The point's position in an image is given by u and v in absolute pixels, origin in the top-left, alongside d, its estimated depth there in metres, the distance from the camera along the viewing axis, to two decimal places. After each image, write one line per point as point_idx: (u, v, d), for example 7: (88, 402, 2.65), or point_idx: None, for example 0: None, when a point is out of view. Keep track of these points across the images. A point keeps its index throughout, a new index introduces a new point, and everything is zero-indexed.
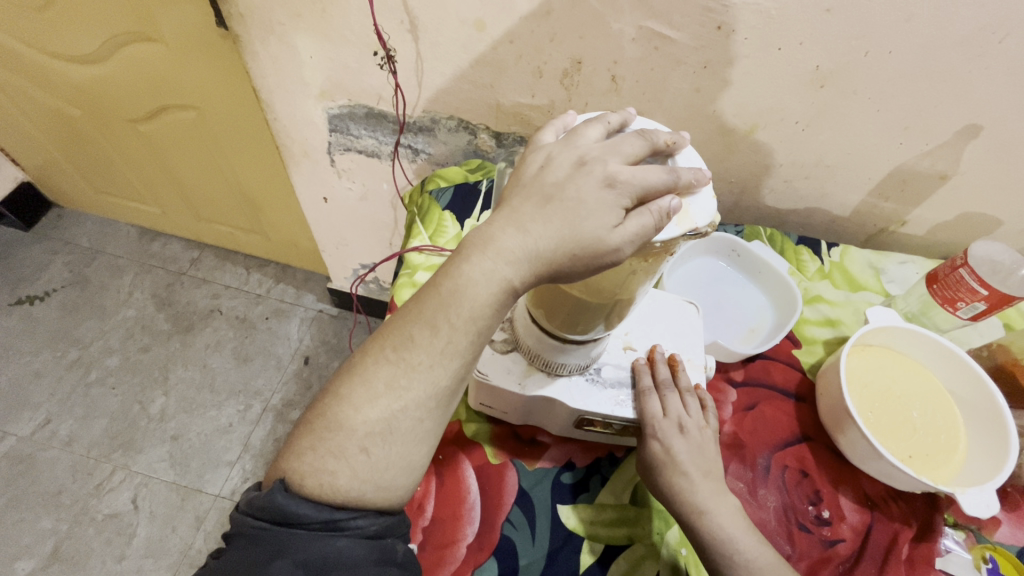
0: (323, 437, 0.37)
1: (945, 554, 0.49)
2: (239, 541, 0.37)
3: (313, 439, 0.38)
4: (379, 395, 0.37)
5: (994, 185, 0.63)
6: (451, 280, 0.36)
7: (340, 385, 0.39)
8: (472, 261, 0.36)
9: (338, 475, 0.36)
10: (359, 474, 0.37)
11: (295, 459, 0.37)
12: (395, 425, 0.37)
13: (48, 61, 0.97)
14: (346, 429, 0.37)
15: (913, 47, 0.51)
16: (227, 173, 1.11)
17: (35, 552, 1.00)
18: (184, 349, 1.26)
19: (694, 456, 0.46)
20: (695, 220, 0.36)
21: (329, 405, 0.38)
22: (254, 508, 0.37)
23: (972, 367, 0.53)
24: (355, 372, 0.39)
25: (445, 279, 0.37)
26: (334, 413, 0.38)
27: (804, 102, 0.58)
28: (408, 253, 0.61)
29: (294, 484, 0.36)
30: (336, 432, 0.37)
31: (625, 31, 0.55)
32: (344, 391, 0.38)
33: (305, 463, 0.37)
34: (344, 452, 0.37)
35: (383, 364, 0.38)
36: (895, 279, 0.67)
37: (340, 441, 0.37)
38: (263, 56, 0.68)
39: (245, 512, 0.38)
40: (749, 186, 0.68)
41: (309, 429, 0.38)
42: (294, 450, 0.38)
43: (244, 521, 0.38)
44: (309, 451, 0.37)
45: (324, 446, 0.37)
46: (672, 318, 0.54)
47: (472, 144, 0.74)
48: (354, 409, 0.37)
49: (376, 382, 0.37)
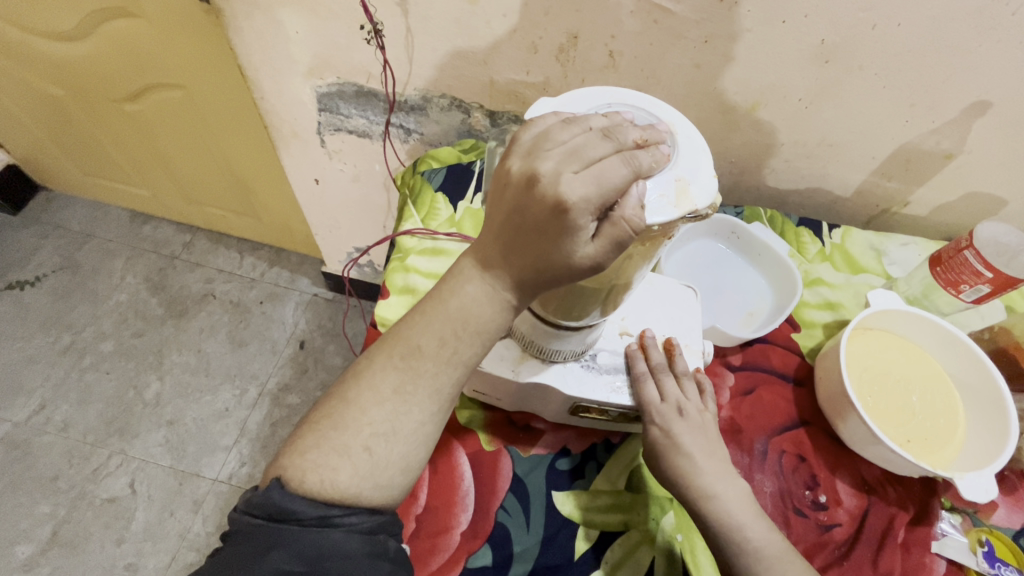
0: (328, 436, 0.37)
1: (941, 538, 0.49)
2: (237, 538, 0.37)
3: (317, 437, 0.37)
4: (386, 398, 0.37)
5: (998, 164, 0.61)
6: (456, 298, 0.37)
7: (347, 388, 0.39)
8: (475, 278, 0.37)
9: (340, 472, 0.36)
10: (360, 472, 0.36)
11: (296, 457, 0.37)
12: (399, 427, 0.37)
13: (28, 38, 0.94)
14: (353, 428, 0.37)
15: (924, 19, 0.49)
16: (216, 153, 1.08)
17: (35, 536, 1.01)
18: (178, 334, 1.24)
19: (688, 442, 0.45)
20: (694, 202, 0.33)
21: (336, 406, 0.38)
22: (252, 506, 0.37)
23: (974, 351, 0.52)
24: (362, 376, 0.38)
25: (449, 295, 0.37)
26: (339, 414, 0.38)
27: (809, 78, 0.56)
28: (400, 236, 0.59)
29: (292, 482, 0.36)
30: (341, 431, 0.37)
31: (623, 4, 0.53)
32: (351, 394, 0.38)
33: (307, 460, 0.36)
34: (347, 450, 0.36)
35: (390, 371, 0.38)
36: (896, 261, 0.65)
37: (345, 439, 0.37)
38: (247, 32, 0.66)
39: (243, 510, 0.38)
40: (750, 166, 0.67)
41: (313, 428, 0.38)
42: (296, 446, 0.38)
43: (241, 519, 0.37)
44: (312, 449, 0.37)
45: (327, 443, 0.37)
46: (670, 302, 0.52)
47: (465, 123, 0.72)
48: (361, 411, 0.37)
49: (383, 387, 0.38)
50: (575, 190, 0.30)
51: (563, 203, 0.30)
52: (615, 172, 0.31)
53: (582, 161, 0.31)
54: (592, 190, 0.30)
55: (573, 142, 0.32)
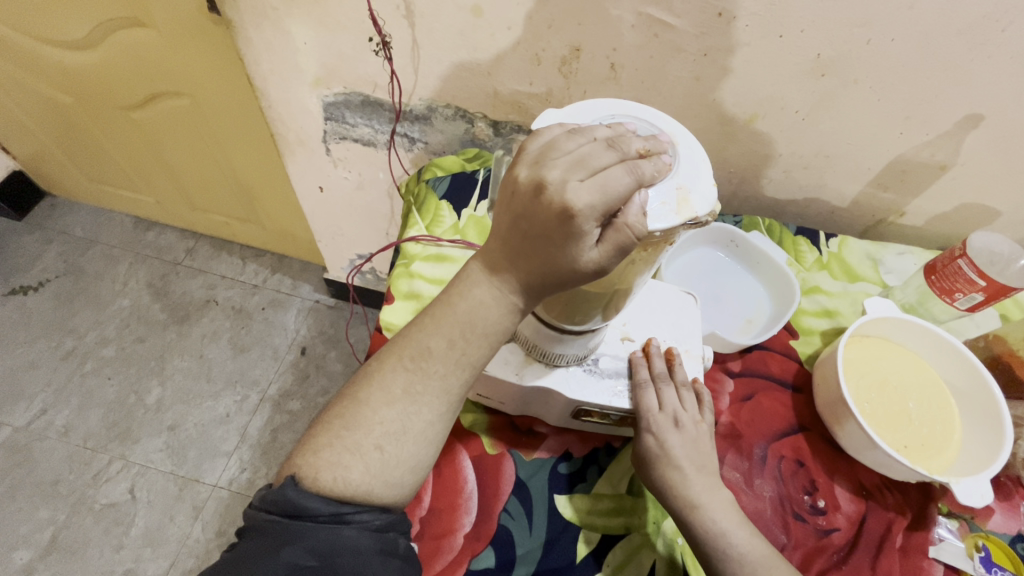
0: (340, 435, 0.38)
1: (938, 543, 0.49)
2: (251, 535, 0.37)
3: (330, 436, 0.38)
4: (396, 399, 0.38)
5: (992, 175, 0.63)
6: (464, 302, 0.38)
7: (358, 389, 0.40)
8: (482, 283, 0.38)
9: (352, 470, 0.37)
10: (372, 470, 0.37)
11: (310, 455, 0.38)
12: (409, 426, 0.38)
13: (39, 46, 0.95)
14: (364, 428, 0.38)
15: (915, 35, 0.50)
16: (221, 160, 1.09)
17: (34, 541, 1.00)
18: (180, 339, 1.25)
19: (678, 454, 0.46)
20: (695, 209, 0.34)
21: (348, 406, 0.39)
22: (266, 503, 0.38)
23: (969, 358, 0.53)
24: (373, 377, 0.39)
25: (458, 299, 0.38)
26: (351, 414, 0.38)
27: (806, 91, 0.57)
28: (405, 243, 0.60)
29: (306, 480, 0.37)
30: (353, 430, 0.38)
31: (624, 17, 0.54)
32: (363, 395, 0.39)
33: (321, 458, 0.37)
34: (359, 448, 0.37)
35: (400, 372, 0.39)
36: (893, 270, 0.67)
37: (357, 438, 0.38)
38: (257, 42, 0.67)
39: (258, 507, 0.38)
40: (749, 176, 0.68)
41: (325, 427, 0.39)
42: (309, 445, 0.38)
43: (256, 516, 0.38)
44: (325, 447, 0.38)
45: (340, 442, 0.37)
46: (670, 309, 0.53)
47: (469, 133, 0.73)
48: (372, 410, 0.38)
49: (393, 388, 0.38)
50: (581, 197, 0.31)
51: (568, 210, 0.31)
52: (618, 181, 0.32)
53: (587, 170, 0.32)
54: (596, 198, 0.31)
55: (579, 152, 0.33)
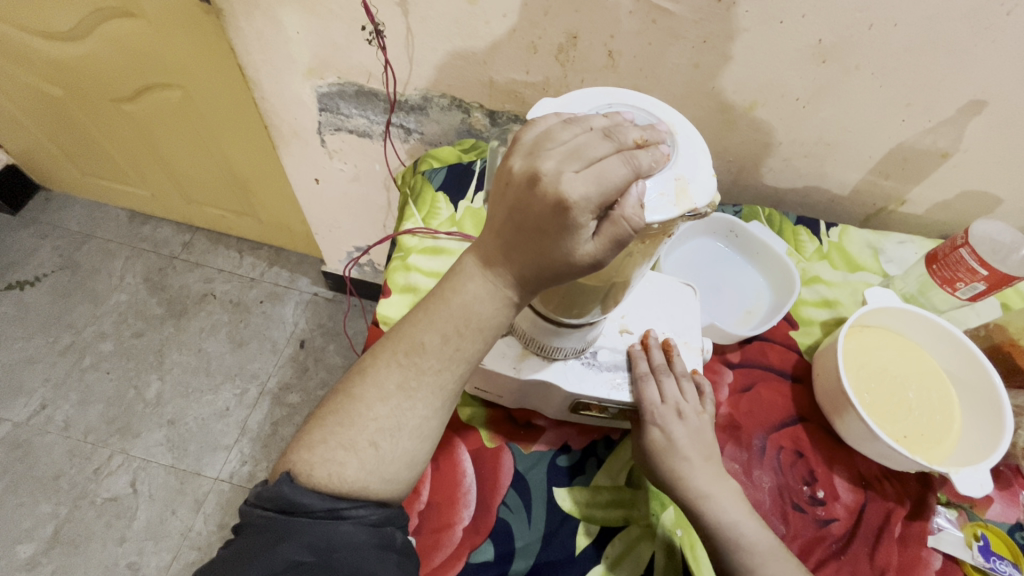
0: (335, 431, 0.38)
1: (937, 532, 0.49)
2: (248, 531, 0.37)
3: (324, 433, 0.38)
4: (390, 394, 0.38)
5: (995, 162, 0.62)
6: (458, 296, 0.38)
7: (353, 385, 0.39)
8: (475, 278, 0.37)
9: (347, 466, 0.37)
10: (367, 466, 0.37)
11: (305, 451, 0.38)
12: (403, 422, 0.38)
13: (28, 38, 0.94)
14: (358, 424, 0.38)
15: (919, 19, 0.49)
16: (216, 152, 1.08)
17: (36, 536, 1.01)
18: (178, 333, 1.25)
19: (678, 446, 0.46)
20: (694, 201, 0.33)
21: (342, 403, 0.39)
22: (262, 499, 0.38)
23: (969, 348, 0.53)
24: (367, 373, 0.39)
25: (452, 294, 0.38)
26: (345, 410, 0.38)
27: (806, 78, 0.56)
28: (401, 235, 0.60)
29: (301, 476, 0.37)
30: (347, 426, 0.38)
31: (621, 4, 0.53)
32: (357, 391, 0.39)
33: (315, 454, 0.37)
34: (354, 445, 0.37)
35: (395, 367, 0.38)
36: (893, 259, 0.66)
37: (351, 434, 0.37)
38: (248, 32, 0.66)
39: (254, 504, 0.38)
40: (748, 165, 0.67)
41: (320, 423, 0.39)
42: (304, 441, 0.38)
43: (253, 512, 0.38)
44: (320, 444, 0.37)
45: (334, 438, 0.37)
46: (669, 300, 0.53)
47: (465, 123, 0.72)
48: (366, 407, 0.38)
49: (387, 384, 0.38)
50: (576, 189, 0.30)
51: (563, 203, 0.30)
52: (614, 172, 0.31)
53: (582, 160, 0.31)
54: (591, 189, 0.30)
55: (574, 142, 0.32)
